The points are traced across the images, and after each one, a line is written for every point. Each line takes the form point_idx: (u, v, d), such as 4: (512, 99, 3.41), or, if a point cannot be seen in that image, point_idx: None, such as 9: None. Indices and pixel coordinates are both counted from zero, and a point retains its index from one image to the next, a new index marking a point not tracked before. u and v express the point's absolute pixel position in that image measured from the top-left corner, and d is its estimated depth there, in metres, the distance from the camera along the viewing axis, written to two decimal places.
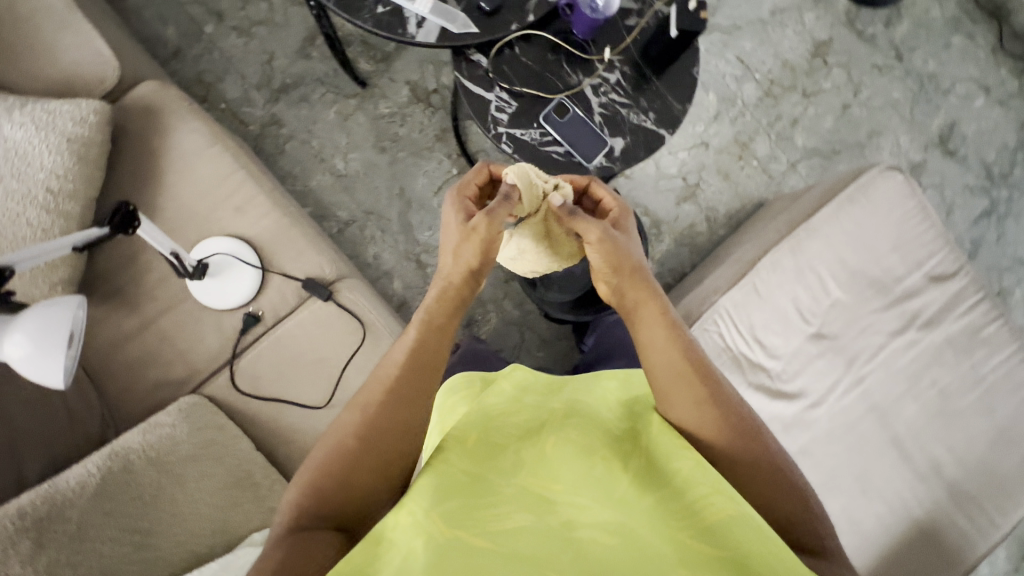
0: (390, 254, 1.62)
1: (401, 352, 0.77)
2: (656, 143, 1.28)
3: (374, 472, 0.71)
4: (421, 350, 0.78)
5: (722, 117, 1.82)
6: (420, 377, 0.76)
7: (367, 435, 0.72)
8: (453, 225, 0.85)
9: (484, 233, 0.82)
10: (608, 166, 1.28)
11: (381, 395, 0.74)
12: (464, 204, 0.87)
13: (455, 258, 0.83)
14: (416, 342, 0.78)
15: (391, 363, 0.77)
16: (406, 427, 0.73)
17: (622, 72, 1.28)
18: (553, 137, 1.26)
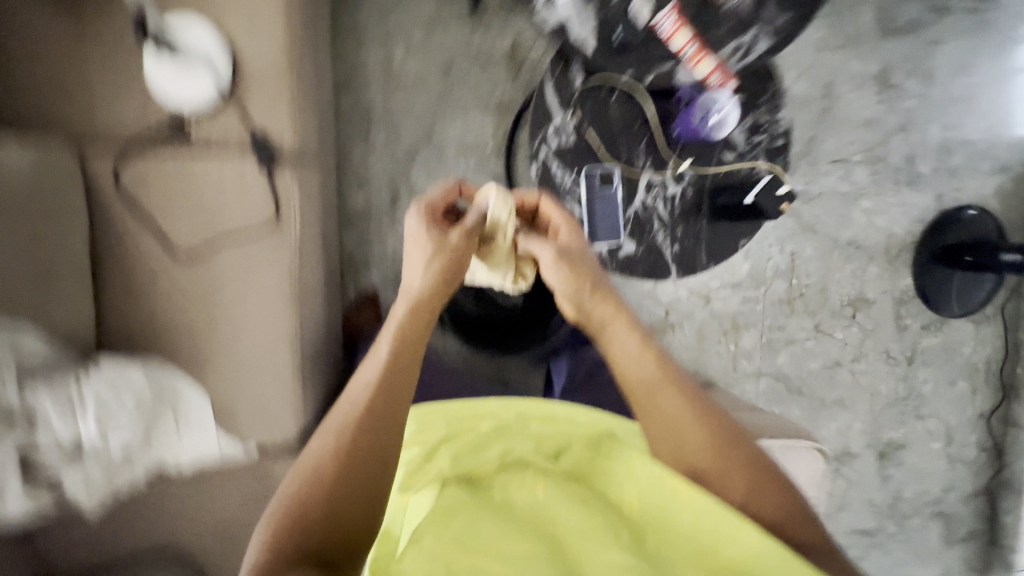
0: (377, 168, 1.54)
1: (375, 369, 0.80)
2: (658, 274, 1.21)
3: (354, 486, 0.73)
4: (395, 363, 0.80)
5: (739, 290, 1.76)
6: (393, 388, 0.78)
7: (344, 453, 0.74)
8: (417, 242, 0.90)
9: (454, 248, 0.87)
10: (605, 259, 1.19)
11: (353, 418, 0.76)
12: (431, 218, 0.92)
13: (421, 276, 0.85)
14: (390, 356, 0.80)
15: (367, 379, 0.79)
16: (382, 438, 0.76)
17: (683, 192, 1.20)
18: (579, 196, 1.17)
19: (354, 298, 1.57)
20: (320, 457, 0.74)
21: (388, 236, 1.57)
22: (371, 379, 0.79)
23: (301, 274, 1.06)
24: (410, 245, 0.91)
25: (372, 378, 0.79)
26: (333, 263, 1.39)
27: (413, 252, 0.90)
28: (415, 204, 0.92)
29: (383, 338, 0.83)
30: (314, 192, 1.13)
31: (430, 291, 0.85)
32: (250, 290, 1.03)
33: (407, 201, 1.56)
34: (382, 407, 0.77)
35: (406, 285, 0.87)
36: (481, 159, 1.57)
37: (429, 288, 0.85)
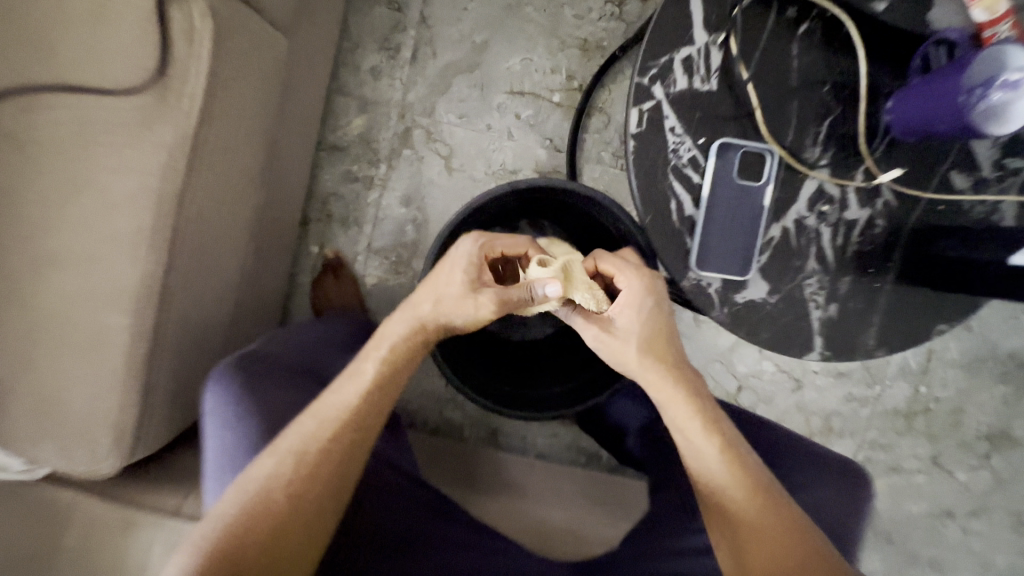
0: (392, 88, 1.08)
1: (350, 391, 0.61)
2: (786, 346, 0.72)
3: (295, 531, 0.56)
4: (371, 395, 0.61)
5: (843, 382, 1.26)
6: (368, 418, 0.61)
7: (295, 488, 0.57)
8: (443, 278, 0.61)
9: (477, 319, 0.60)
10: (711, 300, 0.70)
11: (315, 446, 0.58)
12: (478, 260, 0.61)
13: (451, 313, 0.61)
14: (371, 381, 0.61)
15: (339, 403, 0.61)
16: (344, 474, 0.59)
17: (868, 220, 0.70)
18: (697, 185, 0.67)
19: (314, 262, 1.11)
20: (263, 483, 0.57)
21: (384, 188, 1.10)
22: (346, 401, 0.61)
23: (187, 195, 0.59)
24: (440, 275, 0.62)
25: (346, 403, 0.61)
26: (288, 203, 0.93)
27: (432, 296, 0.62)
28: (478, 235, 0.62)
29: (367, 358, 0.63)
30: (262, 73, 0.67)
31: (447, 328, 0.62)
32: (88, 198, 0.57)
33: (421, 144, 1.09)
34: (352, 436, 0.60)
35: (402, 320, 0.63)
36: (539, 112, 1.10)
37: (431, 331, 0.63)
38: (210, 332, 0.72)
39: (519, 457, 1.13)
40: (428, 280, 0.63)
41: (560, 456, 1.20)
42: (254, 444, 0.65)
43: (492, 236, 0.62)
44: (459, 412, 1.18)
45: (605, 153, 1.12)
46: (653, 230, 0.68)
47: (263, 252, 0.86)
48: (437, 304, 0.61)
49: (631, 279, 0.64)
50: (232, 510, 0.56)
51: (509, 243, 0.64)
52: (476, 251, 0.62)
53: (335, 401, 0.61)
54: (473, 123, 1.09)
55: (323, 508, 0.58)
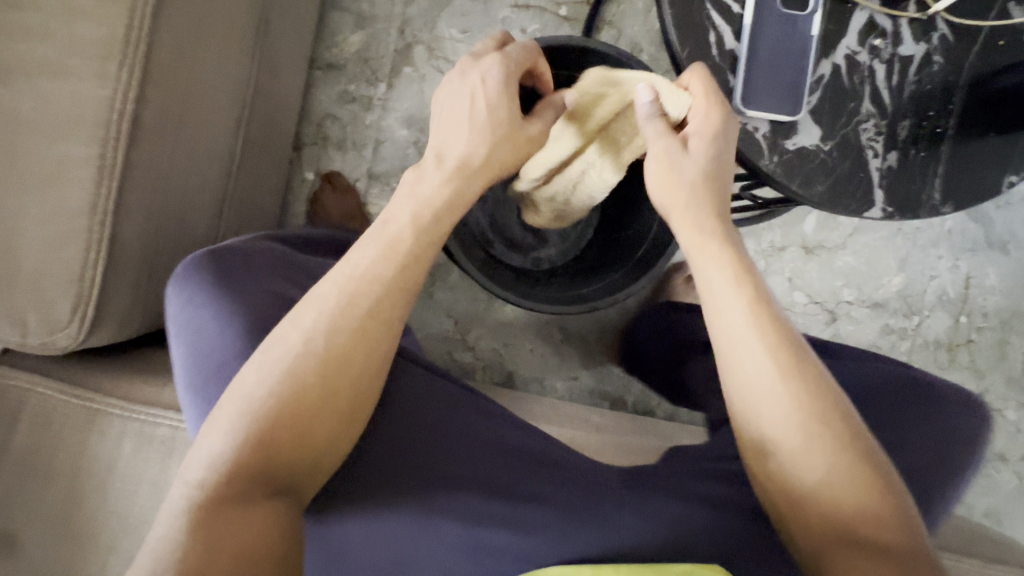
0: (391, 3, 1.02)
1: (387, 251, 0.51)
2: (842, 201, 0.64)
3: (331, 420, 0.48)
4: (408, 263, 0.51)
5: (880, 313, 1.17)
6: (406, 293, 0.51)
7: (332, 368, 0.47)
8: (480, 112, 0.56)
9: (526, 149, 0.59)
10: (758, 146, 0.62)
11: (353, 321, 0.49)
12: (511, 85, 0.56)
13: (485, 142, 0.56)
14: (408, 250, 0.51)
15: (376, 270, 0.50)
16: (380, 357, 0.50)
17: (924, 57, 0.64)
18: (737, 15, 0.61)
19: (309, 189, 1.03)
20: (294, 362, 0.47)
21: (384, 108, 1.03)
22: (381, 267, 0.50)
23: (166, 10, 0.52)
24: (457, 103, 0.56)
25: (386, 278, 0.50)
26: (281, 106, 0.85)
27: (461, 125, 0.56)
28: (501, 58, 0.56)
29: (394, 222, 0.53)
30: None
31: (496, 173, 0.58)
32: (47, 9, 0.50)
33: (422, 62, 1.03)
34: (389, 312, 0.50)
35: (437, 175, 0.55)
36: (546, 27, 1.05)
37: (468, 185, 0.56)
38: (192, 204, 0.63)
39: (537, 397, 1.03)
40: (448, 115, 0.57)
41: (580, 400, 1.10)
42: (246, 324, 0.52)
43: (517, 57, 0.57)
44: (469, 353, 1.08)
45: None
46: (691, 65, 0.60)
47: (253, 147, 0.78)
48: (488, 154, 0.56)
49: (706, 110, 0.55)
50: (262, 391, 0.46)
51: (522, 54, 0.58)
52: (502, 75, 0.56)
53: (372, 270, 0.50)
54: (477, 38, 1.03)
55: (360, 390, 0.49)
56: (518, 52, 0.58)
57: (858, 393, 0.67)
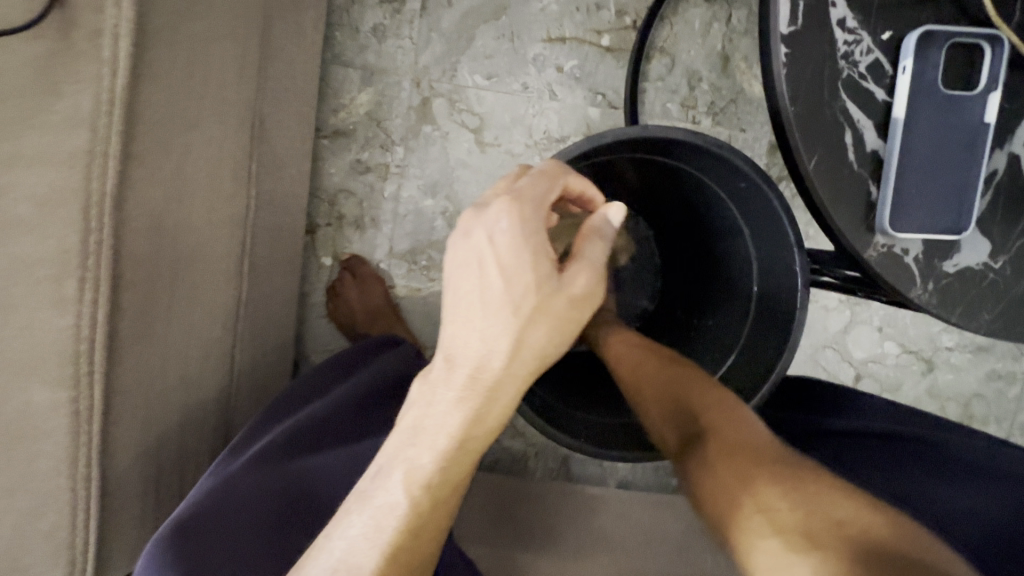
0: (401, 50, 0.86)
1: (381, 528, 0.33)
2: (1017, 330, 0.49)
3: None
4: (410, 544, 0.34)
5: (984, 358, 1.02)
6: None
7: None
8: (494, 290, 0.36)
9: (573, 317, 0.39)
10: (908, 273, 0.47)
11: None
12: (532, 238, 0.37)
13: (504, 339, 0.36)
14: (400, 529, 0.33)
15: (352, 566, 0.32)
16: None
17: None
18: (883, 105, 0.45)
19: (328, 277, 0.90)
20: None
21: (403, 176, 0.89)
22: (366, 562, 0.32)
23: (132, 196, 0.39)
24: (464, 286, 0.37)
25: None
26: (288, 207, 0.72)
27: (471, 314, 0.37)
28: (510, 202, 0.36)
29: (378, 492, 0.34)
30: (219, 11, 0.47)
31: (535, 368, 0.38)
32: None
33: (444, 117, 0.88)
34: None
35: (444, 392, 0.36)
36: (586, 62, 0.88)
37: (490, 404, 0.36)
38: (196, 390, 0.51)
39: (600, 488, 0.93)
40: (453, 303, 0.37)
41: (646, 479, 0.99)
42: None
43: (530, 193, 0.38)
44: (519, 440, 0.97)
45: (672, 104, 0.90)
46: (819, 181, 0.45)
47: (260, 270, 0.65)
48: (515, 346, 0.37)
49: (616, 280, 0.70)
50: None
51: (541, 183, 0.39)
52: (517, 229, 0.36)
53: (345, 560, 0.32)
54: (506, 83, 0.88)
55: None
56: (532, 187, 0.39)
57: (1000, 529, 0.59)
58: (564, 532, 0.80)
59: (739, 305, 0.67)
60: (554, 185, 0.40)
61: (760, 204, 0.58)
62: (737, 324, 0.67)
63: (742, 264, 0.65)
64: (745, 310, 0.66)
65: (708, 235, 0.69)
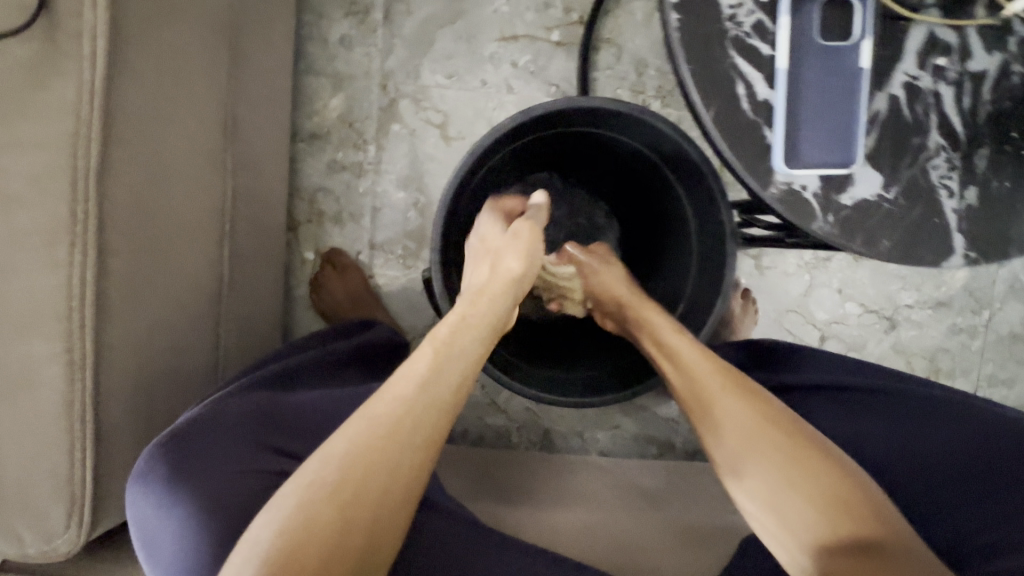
0: (368, 56, 0.94)
1: (416, 373, 0.49)
2: (915, 255, 0.54)
3: (352, 551, 0.41)
4: (432, 379, 0.49)
5: (944, 313, 1.06)
6: (427, 416, 0.47)
7: (331, 503, 0.42)
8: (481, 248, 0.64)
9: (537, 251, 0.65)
10: (808, 207, 0.53)
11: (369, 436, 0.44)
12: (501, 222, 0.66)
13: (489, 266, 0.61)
14: (429, 367, 0.49)
15: (395, 392, 0.47)
16: (405, 486, 0.44)
17: (1002, 68, 0.53)
18: (769, 58, 0.51)
19: (311, 270, 0.97)
20: (301, 495, 0.42)
21: (376, 172, 0.96)
22: (398, 397, 0.47)
23: (113, 174, 0.46)
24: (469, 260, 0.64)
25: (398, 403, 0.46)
26: (267, 202, 0.79)
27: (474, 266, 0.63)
28: (485, 213, 0.66)
29: (405, 366, 0.49)
30: (187, 18, 0.54)
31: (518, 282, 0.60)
32: None
33: (410, 115, 0.95)
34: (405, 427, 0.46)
35: (460, 301, 0.57)
36: (539, 56, 0.95)
37: (489, 299, 0.57)
38: (184, 354, 0.58)
39: (579, 457, 0.97)
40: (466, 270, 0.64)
41: (626, 448, 1.03)
42: (225, 501, 0.47)
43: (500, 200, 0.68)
44: (501, 416, 1.02)
45: (622, 90, 0.96)
46: (718, 128, 0.51)
47: (241, 257, 0.72)
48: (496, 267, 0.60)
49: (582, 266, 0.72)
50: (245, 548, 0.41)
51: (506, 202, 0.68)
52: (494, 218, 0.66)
53: (391, 393, 0.47)
54: (466, 81, 0.95)
55: (380, 522, 0.43)
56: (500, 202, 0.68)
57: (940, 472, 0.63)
58: (541, 492, 0.84)
59: (682, 262, 0.72)
60: (514, 203, 0.69)
61: (686, 164, 0.64)
62: (681, 282, 0.73)
63: (681, 223, 0.71)
64: (688, 266, 0.71)
65: (651, 204, 0.75)
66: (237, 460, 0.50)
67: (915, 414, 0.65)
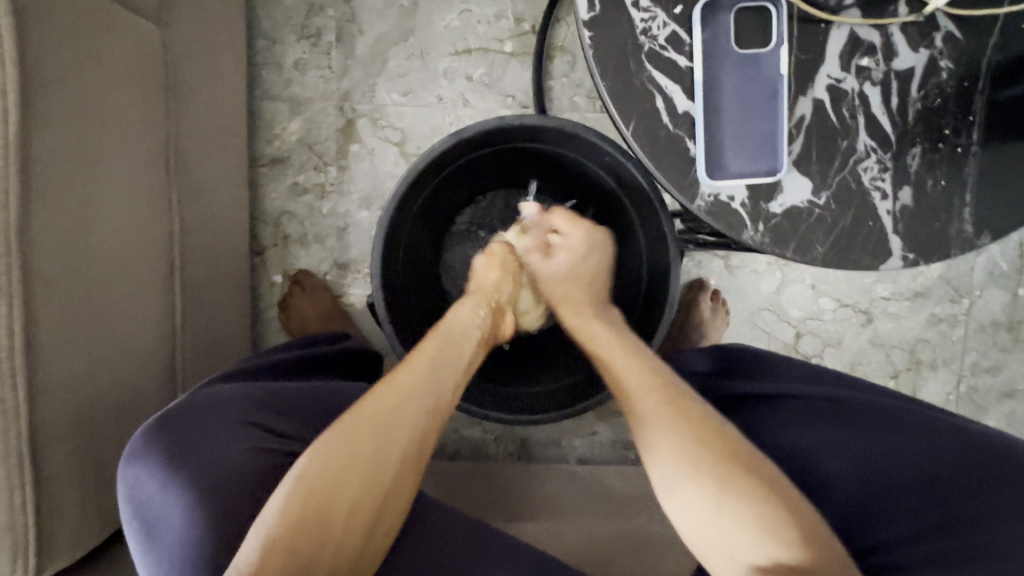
0: (323, 77, 0.94)
1: (429, 345, 0.54)
2: (849, 259, 0.54)
3: (370, 507, 0.46)
4: (446, 349, 0.55)
5: (922, 304, 1.04)
6: (444, 379, 0.53)
7: (353, 465, 0.46)
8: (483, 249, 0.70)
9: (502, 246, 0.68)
10: (738, 218, 0.52)
11: (394, 393, 0.50)
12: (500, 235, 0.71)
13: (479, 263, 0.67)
14: (439, 340, 0.55)
15: (412, 362, 0.53)
16: (426, 437, 0.49)
17: (928, 65, 0.52)
18: (687, 70, 0.51)
19: (280, 292, 0.98)
20: (334, 444, 0.46)
21: (338, 193, 0.96)
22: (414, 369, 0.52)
23: (35, 224, 0.47)
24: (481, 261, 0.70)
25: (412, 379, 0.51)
26: (223, 232, 0.80)
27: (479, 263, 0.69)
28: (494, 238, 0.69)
29: (415, 351, 0.54)
30: (109, 63, 0.55)
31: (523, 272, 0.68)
32: None
33: (368, 135, 0.95)
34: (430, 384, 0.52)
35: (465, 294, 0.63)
36: (493, 68, 0.95)
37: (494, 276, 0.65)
38: (130, 389, 0.59)
39: (555, 466, 0.97)
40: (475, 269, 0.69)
41: (604, 454, 1.03)
42: (238, 477, 0.50)
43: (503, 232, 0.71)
44: (477, 428, 1.02)
45: (579, 97, 0.96)
46: (638, 143, 0.51)
47: (195, 289, 0.73)
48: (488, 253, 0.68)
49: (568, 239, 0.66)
50: (275, 503, 0.45)
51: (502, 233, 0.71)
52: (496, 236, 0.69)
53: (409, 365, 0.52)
54: (421, 97, 0.95)
55: (405, 468, 0.48)
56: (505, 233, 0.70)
57: (947, 470, 0.59)
58: (511, 505, 0.84)
59: (636, 271, 0.72)
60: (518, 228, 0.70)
61: (626, 175, 0.64)
62: (635, 290, 0.72)
63: (630, 231, 0.71)
64: (640, 273, 0.71)
65: (601, 214, 0.75)
66: (236, 444, 0.52)
67: (862, 420, 0.64)
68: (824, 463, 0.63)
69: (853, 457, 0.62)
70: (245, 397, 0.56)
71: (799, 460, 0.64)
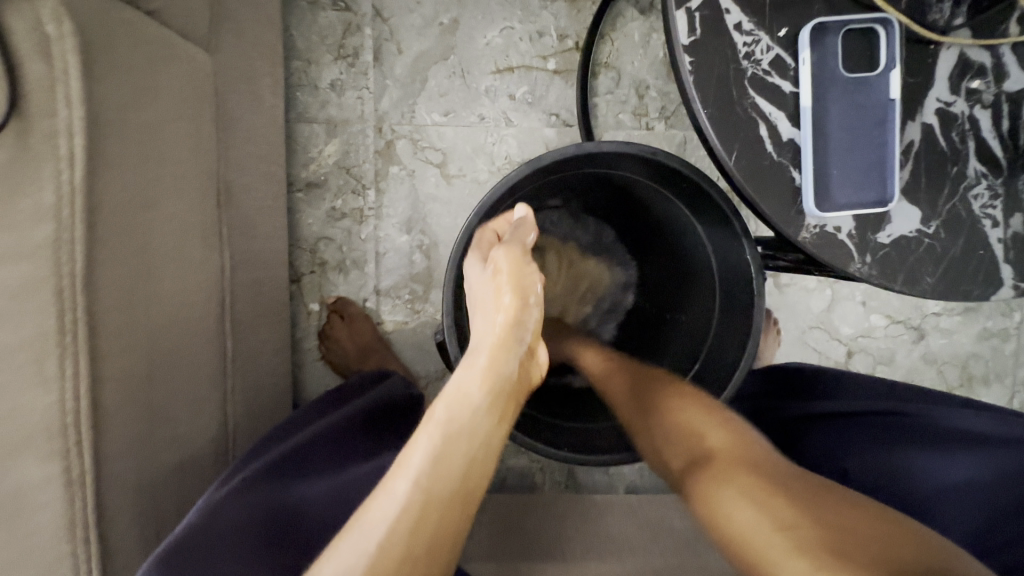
0: (361, 98, 0.91)
1: (425, 453, 0.43)
2: (960, 290, 0.51)
3: None
4: (449, 449, 0.44)
5: (973, 318, 1.02)
6: (451, 496, 0.42)
7: None
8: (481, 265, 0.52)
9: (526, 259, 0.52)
10: (845, 250, 0.49)
11: (392, 519, 0.40)
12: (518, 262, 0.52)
13: (485, 312, 0.51)
14: (444, 435, 0.44)
15: (413, 473, 0.42)
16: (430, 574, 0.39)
17: None
18: (791, 96, 0.48)
19: (316, 321, 0.94)
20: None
21: (377, 217, 0.93)
22: (412, 484, 0.41)
23: (99, 274, 0.43)
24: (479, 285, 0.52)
25: (401, 501, 0.40)
26: (267, 263, 0.76)
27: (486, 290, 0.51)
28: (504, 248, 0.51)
29: (407, 457, 0.44)
30: (166, 96, 0.51)
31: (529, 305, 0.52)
32: None
33: (408, 157, 0.92)
34: (431, 504, 0.41)
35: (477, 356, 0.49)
36: (536, 87, 0.92)
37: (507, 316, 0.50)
38: (188, 444, 0.54)
39: (606, 495, 0.93)
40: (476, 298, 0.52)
41: (654, 480, 1.00)
42: None
43: (506, 255, 0.51)
44: (523, 458, 0.98)
45: (625, 114, 0.93)
46: (741, 173, 0.48)
47: (243, 327, 0.69)
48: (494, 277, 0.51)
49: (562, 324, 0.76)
50: None
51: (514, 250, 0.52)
52: (509, 252, 0.51)
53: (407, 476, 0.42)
54: (462, 117, 0.92)
55: None
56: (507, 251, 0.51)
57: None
58: (570, 543, 0.80)
59: (706, 292, 0.68)
60: (505, 247, 0.52)
61: (703, 201, 0.60)
62: (706, 317, 0.68)
63: (698, 252, 0.67)
64: (712, 295, 0.67)
65: (666, 235, 0.71)
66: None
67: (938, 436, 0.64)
68: (910, 483, 0.61)
69: (946, 473, 0.61)
70: (247, 529, 0.49)
71: (883, 479, 0.62)
